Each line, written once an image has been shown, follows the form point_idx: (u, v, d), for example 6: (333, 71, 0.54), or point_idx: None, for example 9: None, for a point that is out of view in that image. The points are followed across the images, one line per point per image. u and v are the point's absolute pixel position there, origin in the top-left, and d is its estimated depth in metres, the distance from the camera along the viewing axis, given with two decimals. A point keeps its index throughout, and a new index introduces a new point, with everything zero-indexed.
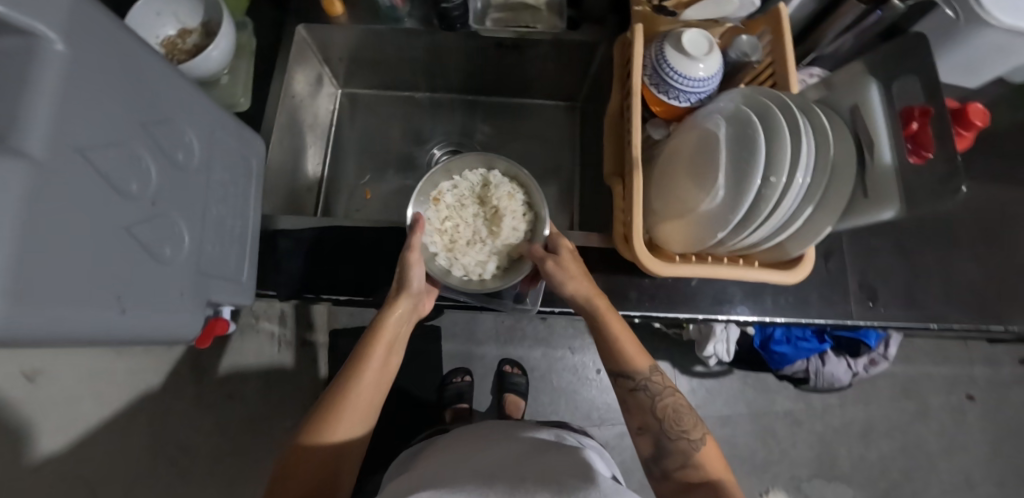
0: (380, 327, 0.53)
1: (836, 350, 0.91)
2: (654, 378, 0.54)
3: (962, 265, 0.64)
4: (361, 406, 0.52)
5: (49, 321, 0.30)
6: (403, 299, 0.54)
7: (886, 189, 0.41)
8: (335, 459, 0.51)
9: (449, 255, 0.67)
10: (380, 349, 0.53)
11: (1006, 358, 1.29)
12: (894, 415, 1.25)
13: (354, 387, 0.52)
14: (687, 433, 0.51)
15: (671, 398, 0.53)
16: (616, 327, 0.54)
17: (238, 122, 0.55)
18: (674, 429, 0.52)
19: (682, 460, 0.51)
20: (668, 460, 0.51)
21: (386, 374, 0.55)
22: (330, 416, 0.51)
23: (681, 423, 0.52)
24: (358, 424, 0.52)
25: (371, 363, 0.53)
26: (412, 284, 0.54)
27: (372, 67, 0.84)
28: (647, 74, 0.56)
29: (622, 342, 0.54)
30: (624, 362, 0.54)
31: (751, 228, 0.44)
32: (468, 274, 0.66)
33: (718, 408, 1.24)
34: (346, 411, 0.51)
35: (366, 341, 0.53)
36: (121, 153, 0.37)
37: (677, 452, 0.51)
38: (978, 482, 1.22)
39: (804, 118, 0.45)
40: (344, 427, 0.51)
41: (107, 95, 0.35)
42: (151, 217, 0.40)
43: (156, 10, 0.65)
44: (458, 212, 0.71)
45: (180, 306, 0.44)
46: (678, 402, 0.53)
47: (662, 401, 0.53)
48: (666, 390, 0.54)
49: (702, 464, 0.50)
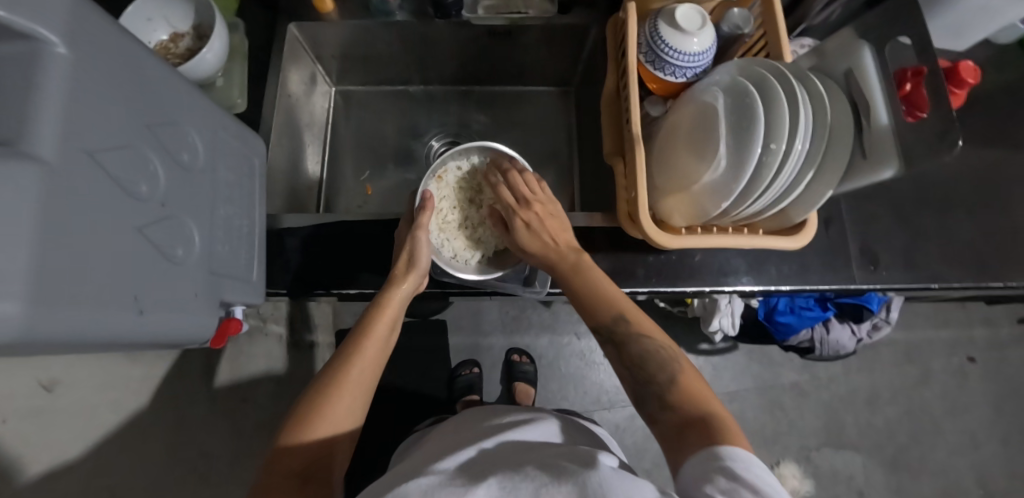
0: (386, 303, 0.56)
1: (840, 317, 0.93)
2: (624, 323, 0.53)
3: (959, 224, 0.65)
4: (361, 379, 0.52)
5: (70, 323, 0.30)
6: (410, 277, 0.57)
7: (885, 149, 0.41)
8: (331, 437, 0.49)
9: (441, 235, 0.68)
10: (385, 325, 0.55)
11: (1005, 318, 1.31)
12: (898, 381, 1.27)
13: (356, 359, 0.52)
14: (659, 373, 0.50)
15: (642, 341, 0.53)
16: (589, 273, 0.56)
17: (239, 123, 0.55)
18: (643, 373, 0.51)
19: (660, 399, 0.49)
20: (649, 402, 0.50)
21: (386, 355, 0.55)
22: (328, 390, 0.50)
23: (650, 366, 0.51)
24: (357, 400, 0.52)
25: (374, 337, 0.54)
26: (420, 264, 0.58)
27: (363, 63, 0.84)
28: (642, 52, 0.56)
29: (597, 285, 0.55)
30: (594, 306, 0.54)
31: (755, 195, 0.45)
32: (456, 256, 0.68)
33: (725, 384, 1.25)
34: (347, 383, 0.51)
35: (369, 318, 0.55)
36: (128, 154, 0.37)
37: (654, 395, 0.50)
38: (983, 442, 1.24)
39: (800, 85, 0.46)
40: (343, 400, 0.50)
41: (110, 97, 0.35)
42: (161, 219, 0.40)
43: (146, 15, 0.64)
44: (458, 194, 0.72)
45: (195, 307, 0.44)
46: (652, 344, 0.52)
47: (631, 344, 0.53)
48: (637, 333, 0.53)
49: (679, 399, 0.48)
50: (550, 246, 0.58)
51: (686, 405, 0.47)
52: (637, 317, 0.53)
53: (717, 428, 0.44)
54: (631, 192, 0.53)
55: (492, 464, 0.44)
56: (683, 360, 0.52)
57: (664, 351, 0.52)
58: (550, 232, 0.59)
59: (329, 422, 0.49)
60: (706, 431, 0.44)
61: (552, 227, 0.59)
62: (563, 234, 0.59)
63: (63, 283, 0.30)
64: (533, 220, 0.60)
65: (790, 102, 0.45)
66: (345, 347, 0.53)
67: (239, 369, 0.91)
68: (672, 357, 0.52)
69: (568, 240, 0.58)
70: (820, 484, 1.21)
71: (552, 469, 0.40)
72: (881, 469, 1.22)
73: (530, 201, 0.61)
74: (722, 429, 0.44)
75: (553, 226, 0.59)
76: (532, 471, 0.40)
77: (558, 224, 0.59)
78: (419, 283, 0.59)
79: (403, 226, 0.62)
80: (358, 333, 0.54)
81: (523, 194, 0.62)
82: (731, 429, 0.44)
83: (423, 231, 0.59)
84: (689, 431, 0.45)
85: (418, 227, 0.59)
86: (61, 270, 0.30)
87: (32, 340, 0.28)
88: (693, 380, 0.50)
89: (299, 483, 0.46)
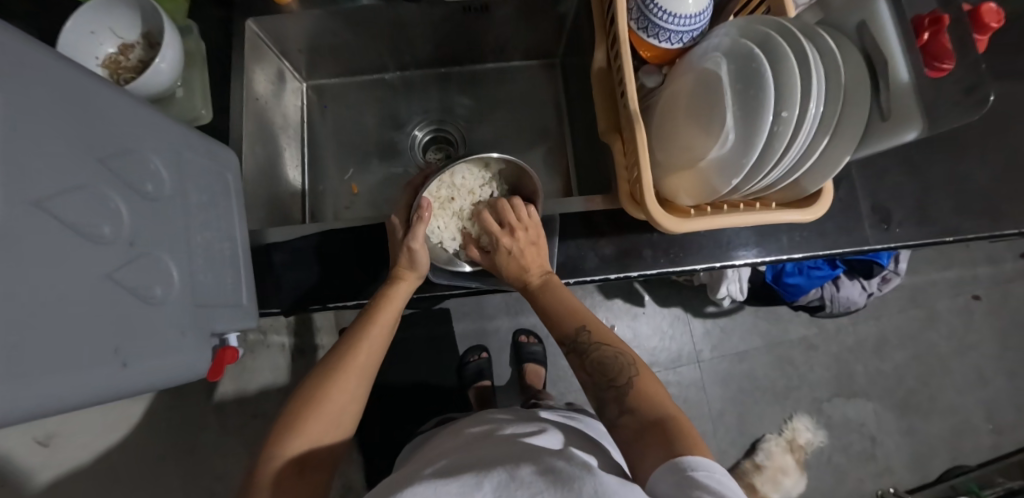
0: (388, 300, 0.55)
1: (849, 274, 0.91)
2: (585, 335, 0.54)
3: (973, 171, 0.62)
4: (355, 378, 0.52)
5: (45, 393, 0.28)
6: (401, 284, 0.55)
7: (906, 111, 0.39)
8: (320, 438, 0.50)
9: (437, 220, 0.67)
10: (385, 323, 0.54)
11: (1008, 253, 1.30)
12: (905, 325, 1.27)
13: (355, 355, 0.52)
14: (616, 378, 0.51)
15: (601, 349, 0.53)
16: (556, 290, 0.56)
17: (205, 138, 0.51)
18: (603, 380, 0.51)
19: (620, 404, 0.49)
20: (609, 408, 0.50)
21: (381, 351, 0.55)
22: (323, 384, 0.50)
23: (608, 371, 0.52)
24: (350, 403, 0.52)
25: (371, 337, 0.53)
26: (420, 264, 0.56)
27: (333, 54, 0.78)
28: (634, 17, 0.52)
29: (564, 299, 0.55)
30: (558, 317, 0.55)
31: (767, 169, 0.43)
32: (443, 244, 0.66)
33: (734, 345, 1.25)
34: (339, 385, 0.51)
35: (357, 328, 0.54)
36: (85, 196, 0.34)
37: (612, 400, 0.50)
38: (989, 377, 1.27)
39: (808, 42, 0.42)
40: (333, 404, 0.50)
41: (54, 136, 0.31)
42: (132, 259, 0.37)
43: (89, 27, 0.59)
44: (466, 188, 0.68)
45: (184, 346, 0.41)
46: (610, 351, 0.53)
47: (591, 353, 0.53)
48: (598, 342, 0.53)
49: (638, 408, 0.48)
50: (524, 271, 0.56)
51: (644, 411, 0.47)
52: (598, 329, 0.54)
53: (676, 434, 0.44)
54: (632, 173, 0.50)
55: (489, 463, 0.44)
56: (638, 363, 0.52)
57: (621, 358, 0.52)
58: (526, 259, 0.56)
59: (320, 424, 0.49)
60: (664, 441, 0.43)
61: (530, 253, 0.56)
62: (536, 256, 0.57)
63: (31, 350, 0.27)
64: (515, 246, 0.57)
65: (802, 64, 0.41)
66: (341, 347, 0.53)
67: (246, 384, 0.89)
68: (630, 363, 0.52)
69: (540, 261, 0.57)
70: (833, 433, 1.23)
71: (547, 472, 0.40)
72: (892, 413, 1.24)
73: (514, 228, 0.57)
74: (683, 437, 0.43)
75: (530, 250, 0.56)
76: (529, 476, 0.39)
77: (535, 249, 0.57)
78: (420, 280, 0.57)
79: (399, 230, 0.58)
80: (358, 325, 0.54)
81: (508, 218, 0.58)
82: (692, 439, 0.43)
83: (418, 240, 0.55)
84: (649, 439, 0.44)
85: (413, 235, 0.55)
86: (28, 339, 0.27)
87: (2, 418, 0.26)
88: (647, 384, 0.50)
89: (299, 474, 0.48)
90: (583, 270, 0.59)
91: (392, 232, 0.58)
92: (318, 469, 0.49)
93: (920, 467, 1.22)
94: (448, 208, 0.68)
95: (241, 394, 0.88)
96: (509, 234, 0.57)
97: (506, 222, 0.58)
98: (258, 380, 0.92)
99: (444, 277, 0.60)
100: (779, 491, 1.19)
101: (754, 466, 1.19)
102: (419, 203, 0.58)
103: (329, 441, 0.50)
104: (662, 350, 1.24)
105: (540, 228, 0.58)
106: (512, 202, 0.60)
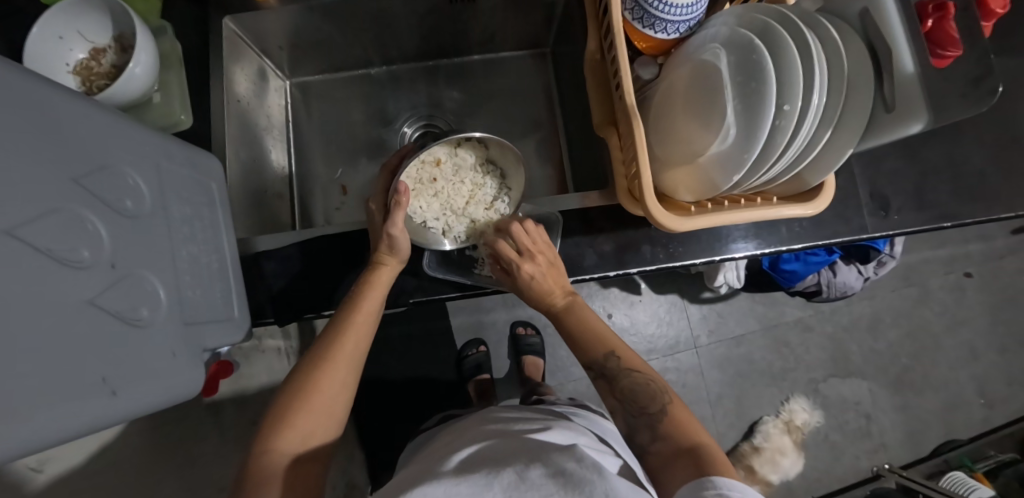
0: (370, 287, 0.53)
1: (846, 259, 0.92)
2: (613, 361, 0.54)
3: (975, 155, 0.61)
4: (344, 369, 0.51)
5: (28, 430, 0.27)
6: (382, 267, 0.54)
7: (912, 103, 0.39)
8: (309, 438, 0.48)
9: (426, 201, 0.67)
10: (370, 310, 0.53)
11: (1000, 230, 1.31)
12: (898, 304, 1.29)
13: (342, 346, 0.51)
14: (648, 406, 0.51)
15: (631, 376, 0.52)
16: (582, 311, 0.58)
17: (184, 145, 0.49)
18: (635, 406, 0.51)
19: (653, 430, 0.50)
20: (641, 433, 0.50)
21: (369, 338, 0.54)
22: (313, 376, 0.49)
23: (639, 398, 0.51)
24: (339, 397, 0.51)
25: (354, 325, 0.52)
26: (401, 249, 0.54)
27: (316, 50, 0.76)
28: (629, 8, 0.50)
29: (592, 324, 0.57)
30: (585, 343, 0.56)
31: (769, 163, 0.42)
32: (426, 223, 0.65)
33: (731, 329, 1.26)
34: (327, 378, 0.50)
35: (340, 321, 0.52)
36: (60, 220, 0.32)
37: (645, 426, 0.50)
38: (981, 352, 1.29)
39: (810, 31, 0.41)
40: (324, 396, 0.49)
41: (28, 158, 0.30)
42: (114, 282, 0.36)
43: (57, 32, 0.56)
44: (460, 174, 0.69)
45: (176, 367, 0.40)
46: (641, 378, 0.52)
47: (621, 379, 0.53)
48: (628, 369, 0.53)
49: (671, 435, 0.48)
50: (548, 297, 0.57)
51: (677, 437, 0.48)
52: (628, 355, 0.54)
53: (708, 459, 0.44)
54: (630, 166, 0.48)
55: (495, 461, 0.43)
56: (670, 391, 0.52)
57: (653, 384, 0.52)
58: (548, 284, 0.56)
59: (314, 419, 0.49)
60: (695, 462, 0.44)
61: (552, 275, 0.56)
62: (557, 278, 0.56)
63: (12, 391, 0.26)
64: (535, 272, 0.55)
65: (804, 55, 0.40)
66: (329, 332, 0.52)
67: (244, 389, 0.88)
68: (662, 390, 0.52)
69: (562, 282, 0.57)
70: (829, 413, 1.25)
71: (556, 473, 0.38)
72: (887, 391, 1.26)
73: (532, 253, 0.55)
74: (713, 461, 0.44)
75: (550, 272, 0.56)
76: (539, 478, 0.38)
77: (554, 271, 0.56)
78: (402, 266, 0.56)
79: (377, 215, 0.57)
80: (342, 312, 0.53)
81: (523, 243, 0.55)
82: (720, 461, 0.43)
83: (397, 226, 0.53)
84: (683, 461, 0.45)
85: (392, 222, 0.53)
86: (8, 381, 0.26)
87: None
88: (681, 413, 0.50)
89: (288, 468, 0.46)
90: (582, 268, 0.58)
91: (370, 218, 0.58)
92: (319, 479, 0.48)
93: (914, 442, 1.25)
94: (430, 188, 0.67)
95: (239, 399, 0.87)
96: (529, 259, 0.55)
97: (521, 247, 0.55)
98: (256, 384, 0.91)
99: (438, 270, 0.59)
100: (778, 471, 1.20)
101: (753, 448, 1.20)
102: (396, 187, 0.54)
103: (318, 447, 0.49)
104: (660, 336, 1.25)
105: (554, 251, 0.57)
106: (530, 224, 0.57)
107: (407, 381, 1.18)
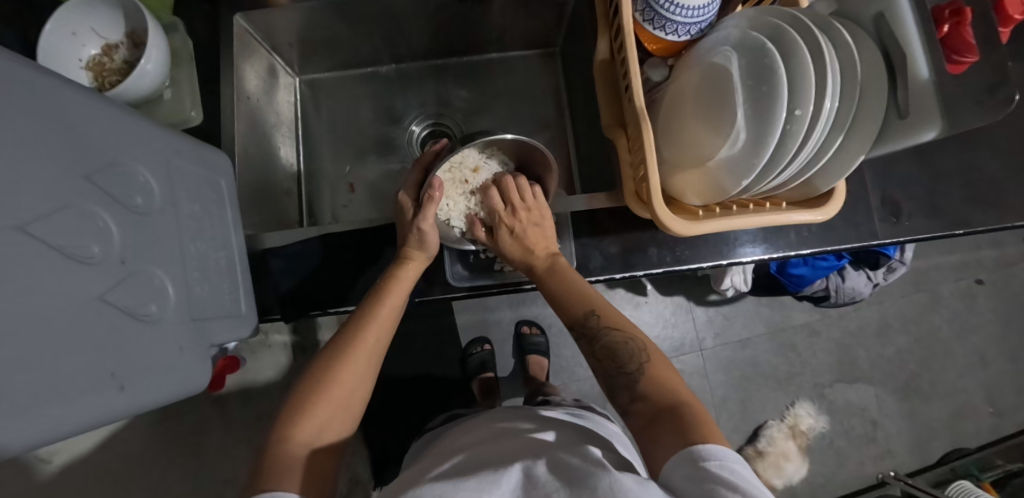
0: (395, 280, 0.53)
1: (855, 264, 0.92)
2: (594, 320, 0.51)
3: (990, 161, 0.60)
4: (361, 363, 0.51)
5: (42, 423, 0.27)
6: (415, 260, 0.55)
7: (925, 107, 0.39)
8: (327, 426, 0.48)
9: (452, 201, 0.64)
10: (394, 304, 0.53)
11: (1013, 237, 1.29)
12: (908, 309, 1.27)
13: (363, 339, 0.51)
14: (627, 364, 0.49)
15: (611, 334, 0.51)
16: (564, 272, 0.53)
17: (194, 140, 0.49)
18: (614, 366, 0.50)
19: (631, 391, 0.48)
20: (621, 394, 0.49)
21: (389, 335, 0.53)
22: (333, 366, 0.50)
23: (619, 357, 0.50)
24: (359, 386, 0.51)
25: (378, 319, 0.52)
26: (430, 244, 0.54)
27: (326, 47, 0.76)
28: (638, 8, 0.50)
29: (573, 282, 0.53)
30: (566, 302, 0.52)
31: (777, 170, 0.41)
32: (449, 222, 0.63)
33: (737, 332, 1.25)
34: (347, 369, 0.50)
35: (362, 313, 0.52)
36: (72, 216, 0.32)
37: (624, 386, 0.49)
38: (991, 360, 1.28)
39: (822, 35, 0.41)
40: (344, 386, 0.49)
41: (41, 155, 0.30)
42: (125, 279, 0.36)
43: (69, 27, 0.56)
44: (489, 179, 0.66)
45: (182, 362, 0.40)
46: (620, 336, 0.50)
47: (602, 337, 0.51)
48: (609, 327, 0.51)
49: (651, 396, 0.46)
50: (531, 253, 0.54)
51: (657, 396, 0.46)
52: (609, 312, 0.52)
53: (692, 422, 0.42)
54: (637, 168, 0.48)
55: (501, 459, 0.44)
56: (650, 350, 0.50)
57: (633, 344, 0.50)
58: (530, 240, 0.54)
59: (332, 408, 0.49)
60: (678, 427, 0.41)
61: (534, 235, 0.55)
62: (540, 236, 0.55)
63: (19, 388, 0.26)
64: (517, 226, 0.55)
65: (817, 61, 0.40)
66: (348, 327, 0.52)
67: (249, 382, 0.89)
68: (641, 349, 0.50)
69: (545, 242, 0.55)
70: (835, 418, 1.24)
71: (560, 470, 0.38)
72: (893, 397, 1.25)
73: (516, 210, 0.56)
74: (697, 423, 0.42)
75: (533, 230, 0.55)
76: (544, 475, 0.38)
77: (538, 231, 0.55)
78: (429, 263, 0.56)
79: (408, 209, 0.58)
80: (365, 306, 0.52)
81: (511, 198, 0.56)
82: (705, 423, 0.41)
83: (429, 221, 0.55)
84: (662, 425, 0.43)
85: (422, 217, 0.55)
86: (15, 380, 0.26)
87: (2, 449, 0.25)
88: (660, 369, 0.48)
89: (306, 458, 0.46)
90: (589, 269, 0.58)
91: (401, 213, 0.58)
92: (333, 471, 0.48)
93: (921, 449, 1.23)
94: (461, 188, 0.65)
95: (244, 393, 0.88)
96: (513, 214, 0.56)
97: (508, 202, 0.56)
98: (262, 379, 0.91)
99: (461, 277, 0.59)
100: (781, 476, 1.20)
101: (756, 452, 1.20)
102: (430, 182, 0.56)
103: (331, 444, 0.49)
104: (664, 338, 1.24)
105: (544, 209, 0.56)
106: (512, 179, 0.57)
107: (410, 379, 1.19)
